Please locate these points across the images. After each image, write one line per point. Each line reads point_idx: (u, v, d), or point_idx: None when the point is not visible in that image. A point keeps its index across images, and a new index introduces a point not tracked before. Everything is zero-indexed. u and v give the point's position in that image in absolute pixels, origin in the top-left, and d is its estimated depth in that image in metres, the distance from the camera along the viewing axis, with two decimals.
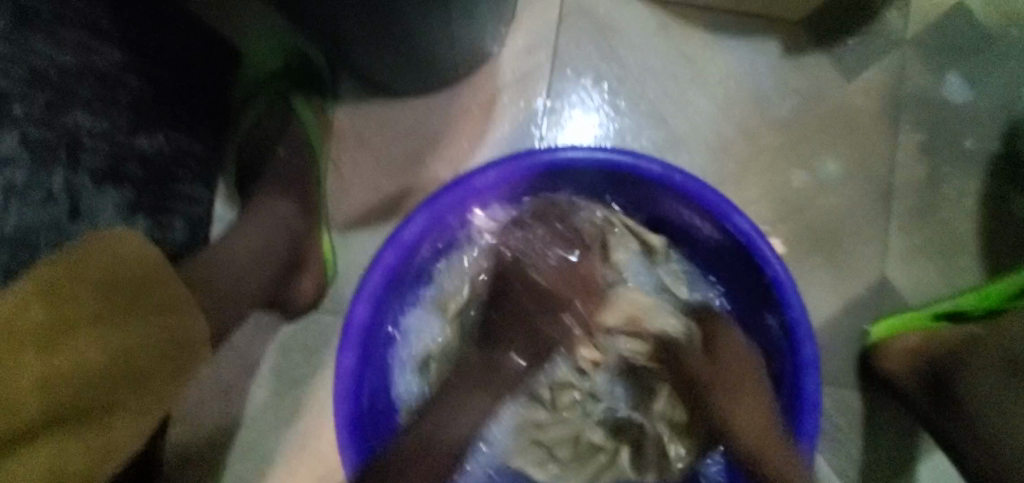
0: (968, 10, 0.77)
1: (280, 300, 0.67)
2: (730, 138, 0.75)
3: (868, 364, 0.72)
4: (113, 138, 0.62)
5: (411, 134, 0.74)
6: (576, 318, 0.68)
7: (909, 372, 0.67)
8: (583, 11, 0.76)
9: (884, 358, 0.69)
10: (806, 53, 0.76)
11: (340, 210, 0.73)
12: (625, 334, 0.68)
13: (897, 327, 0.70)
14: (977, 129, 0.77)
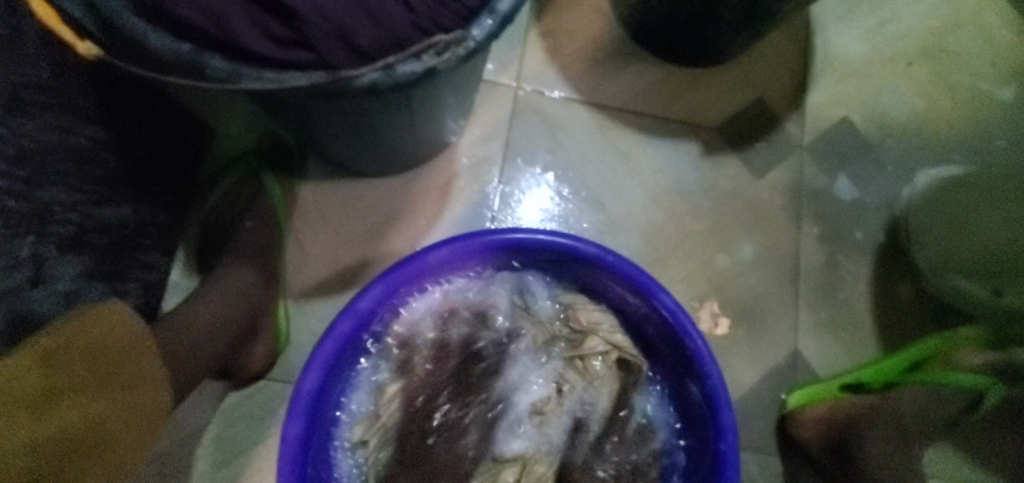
0: (850, 125, 0.93)
1: (231, 368, 0.68)
2: (660, 223, 0.85)
3: (785, 431, 0.79)
4: (82, 206, 0.58)
5: (371, 210, 0.79)
6: (522, 384, 0.73)
7: (819, 440, 0.74)
8: (532, 108, 0.86)
9: (798, 429, 0.77)
10: (722, 154, 0.89)
11: (297, 280, 0.76)
12: (565, 404, 0.72)
13: (811, 396, 0.78)
14: (864, 223, 0.90)
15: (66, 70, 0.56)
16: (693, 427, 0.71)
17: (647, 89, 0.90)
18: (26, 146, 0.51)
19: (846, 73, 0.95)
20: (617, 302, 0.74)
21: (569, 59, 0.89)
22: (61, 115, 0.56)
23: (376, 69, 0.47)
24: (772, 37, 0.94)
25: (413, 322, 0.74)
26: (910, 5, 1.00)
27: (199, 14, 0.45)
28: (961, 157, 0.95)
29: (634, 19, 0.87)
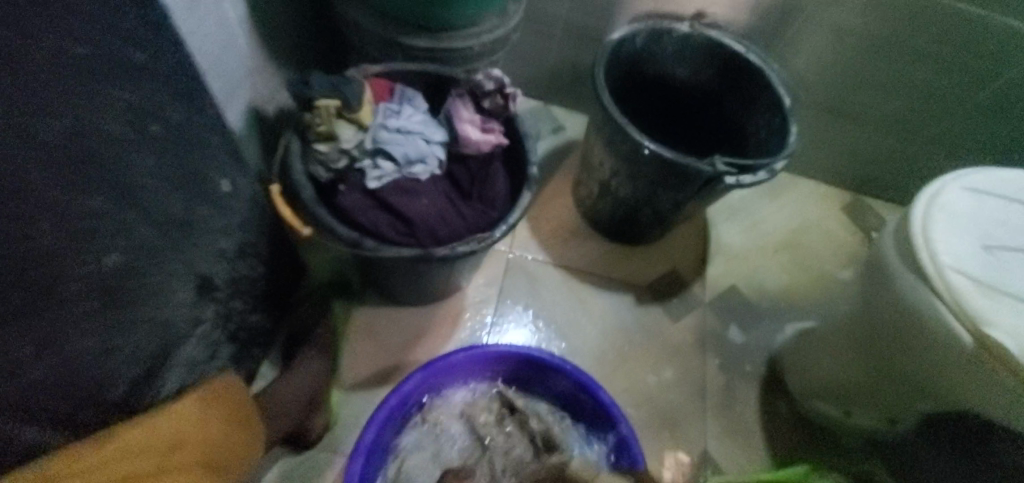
0: (738, 289, 1.35)
1: (298, 433, 0.96)
2: (606, 350, 1.21)
3: None
4: (237, 314, 0.87)
5: (404, 330, 1.14)
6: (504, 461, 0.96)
7: None
8: (518, 266, 1.27)
9: None
10: (649, 304, 1.28)
11: (347, 376, 1.08)
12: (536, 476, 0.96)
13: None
14: (751, 358, 1.27)
15: (262, 230, 0.87)
16: None
17: (598, 257, 1.32)
18: (234, 275, 0.81)
19: (733, 254, 1.40)
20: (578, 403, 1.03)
21: (545, 236, 1.32)
22: (250, 260, 0.86)
23: (447, 250, 0.79)
24: (681, 229, 1.40)
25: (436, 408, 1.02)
26: (776, 210, 1.49)
27: (366, 217, 0.79)
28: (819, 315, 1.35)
29: (591, 212, 1.32)
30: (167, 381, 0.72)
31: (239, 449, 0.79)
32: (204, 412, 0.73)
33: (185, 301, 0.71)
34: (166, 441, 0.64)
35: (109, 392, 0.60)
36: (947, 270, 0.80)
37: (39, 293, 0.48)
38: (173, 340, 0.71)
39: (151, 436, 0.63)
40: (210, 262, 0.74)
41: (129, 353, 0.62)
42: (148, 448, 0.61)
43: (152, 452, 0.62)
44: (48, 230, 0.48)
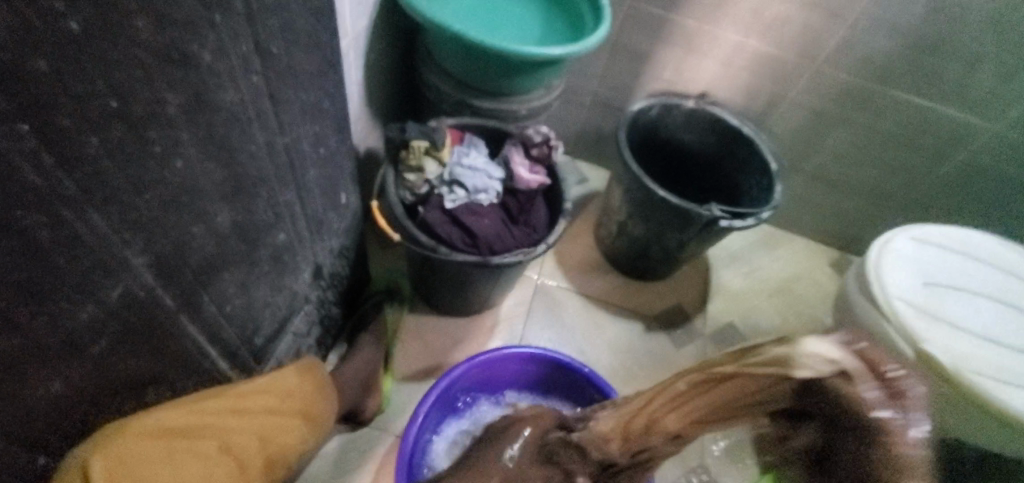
0: (735, 325, 1.55)
1: (358, 408, 1.16)
2: (616, 367, 1.41)
3: None
4: (327, 303, 1.09)
5: (447, 336, 1.37)
6: None
7: None
8: (545, 291, 1.49)
9: None
10: (656, 331, 1.49)
11: (399, 369, 1.30)
12: None
13: None
14: None
15: (352, 239, 1.12)
16: None
17: (613, 289, 1.54)
18: (333, 270, 1.05)
19: (731, 295, 1.61)
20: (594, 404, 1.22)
21: (568, 268, 1.55)
22: (342, 260, 1.09)
23: (501, 258, 1.03)
24: (686, 270, 1.62)
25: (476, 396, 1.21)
26: (771, 261, 1.71)
27: (440, 229, 1.03)
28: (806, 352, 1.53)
29: (609, 250, 1.55)
30: (282, 343, 0.94)
31: (330, 408, 0.93)
32: (305, 378, 0.88)
33: (305, 282, 0.94)
34: (281, 390, 0.80)
35: (254, 337, 0.83)
36: (893, 298, 1.04)
37: (247, 252, 0.72)
38: (293, 311, 0.94)
39: (267, 384, 0.79)
40: (323, 255, 0.98)
41: (270, 311, 0.85)
42: (264, 388, 0.78)
43: (270, 392, 0.78)
44: (265, 209, 0.73)
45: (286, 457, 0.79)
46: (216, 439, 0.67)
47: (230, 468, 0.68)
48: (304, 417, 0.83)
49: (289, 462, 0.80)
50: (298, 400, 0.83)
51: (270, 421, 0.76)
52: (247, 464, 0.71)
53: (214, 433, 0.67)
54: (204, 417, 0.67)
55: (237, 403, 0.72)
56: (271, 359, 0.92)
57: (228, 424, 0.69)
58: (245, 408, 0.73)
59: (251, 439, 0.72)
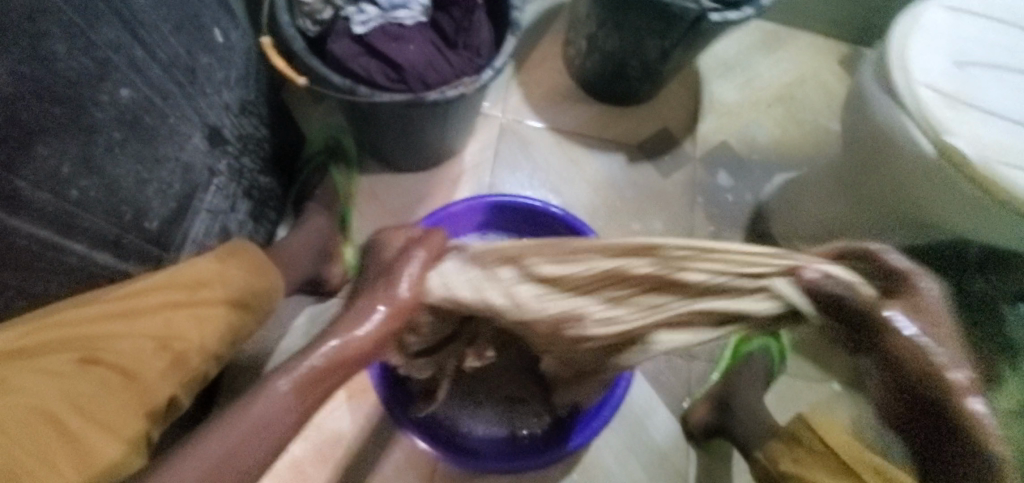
0: (728, 144, 1.38)
1: (319, 281, 1.06)
2: (598, 206, 1.28)
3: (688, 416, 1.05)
4: (249, 172, 0.93)
5: (408, 193, 1.22)
6: None
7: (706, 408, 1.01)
8: (512, 130, 1.31)
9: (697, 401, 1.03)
10: (640, 162, 1.33)
11: (360, 236, 1.17)
12: None
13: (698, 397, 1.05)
14: (738, 208, 1.34)
15: (258, 90, 0.92)
16: None
17: (590, 119, 1.35)
18: (242, 132, 0.87)
19: (724, 110, 1.42)
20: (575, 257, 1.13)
21: (537, 100, 1.35)
22: (251, 119, 0.91)
23: (437, 94, 0.85)
24: (672, 88, 1.41)
25: None
26: (771, 66, 1.48)
27: (358, 66, 0.84)
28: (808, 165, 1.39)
29: (581, 73, 1.33)
30: (194, 224, 0.80)
31: (274, 293, 0.81)
32: (226, 264, 0.75)
33: (199, 148, 0.77)
34: (183, 281, 0.69)
35: (144, 222, 0.70)
36: (918, 86, 0.87)
37: (71, 115, 0.55)
38: (195, 185, 0.78)
39: (164, 282, 0.67)
40: (217, 113, 0.79)
41: (156, 189, 0.70)
42: (161, 287, 0.67)
43: (167, 289, 0.67)
44: (68, 52, 0.54)
45: (212, 351, 0.69)
46: (81, 350, 0.59)
47: (116, 376, 0.60)
48: (226, 305, 0.72)
49: (219, 357, 0.71)
50: (211, 289, 0.71)
51: (170, 320, 0.66)
52: (144, 371, 0.61)
53: (78, 344, 0.59)
54: (67, 331, 0.59)
55: (117, 306, 0.63)
56: (182, 243, 0.78)
57: (101, 332, 0.61)
58: (128, 310, 0.63)
59: (145, 342, 0.63)
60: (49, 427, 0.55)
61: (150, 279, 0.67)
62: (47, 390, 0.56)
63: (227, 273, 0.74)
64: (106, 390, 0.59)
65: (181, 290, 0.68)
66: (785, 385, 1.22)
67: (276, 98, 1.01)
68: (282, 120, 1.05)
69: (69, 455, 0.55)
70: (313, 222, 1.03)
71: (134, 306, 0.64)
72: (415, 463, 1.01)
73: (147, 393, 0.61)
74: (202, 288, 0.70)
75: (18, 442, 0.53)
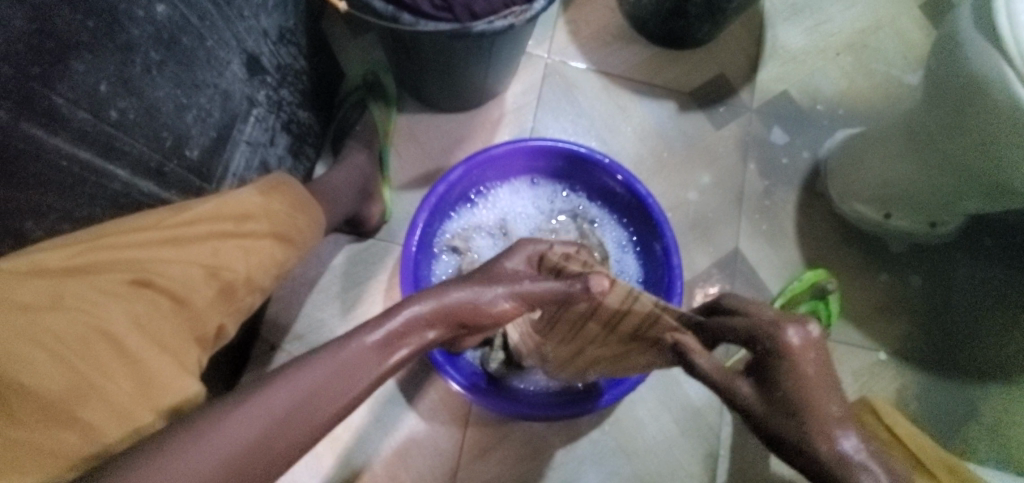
0: (789, 95, 1.28)
1: (359, 220, 1.04)
2: (644, 156, 1.22)
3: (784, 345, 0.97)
4: (288, 106, 0.91)
5: (446, 136, 1.17)
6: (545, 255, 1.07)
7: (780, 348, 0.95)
8: (556, 70, 1.23)
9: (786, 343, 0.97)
10: (692, 111, 1.25)
11: (397, 177, 1.14)
12: None
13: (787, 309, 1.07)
14: (795, 164, 1.26)
15: (296, 15, 0.87)
16: (655, 277, 1.04)
17: (640, 62, 1.26)
18: (281, 62, 0.84)
19: (788, 58, 1.30)
20: (619, 212, 1.09)
21: (585, 40, 1.26)
22: (291, 48, 0.87)
23: (484, 23, 0.80)
24: (732, 31, 1.30)
25: (483, 213, 1.10)
26: (844, 9, 1.34)
27: None
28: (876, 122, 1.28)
29: (635, 12, 1.23)
30: (235, 155, 0.79)
31: (313, 231, 0.81)
32: (269, 197, 0.74)
33: (239, 76, 0.74)
34: (232, 211, 0.68)
35: (186, 150, 0.68)
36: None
37: (108, 30, 0.53)
38: (235, 116, 0.76)
39: (213, 213, 0.66)
40: (255, 39, 0.76)
41: (195, 116, 0.68)
42: (210, 216, 0.66)
43: (217, 218, 0.67)
44: None
45: (257, 283, 0.70)
46: (137, 272, 0.58)
47: (169, 301, 0.60)
48: (271, 239, 0.72)
49: (264, 288, 0.72)
50: (258, 221, 0.71)
51: (221, 248, 0.66)
52: (197, 298, 0.62)
53: (134, 266, 0.58)
54: (120, 250, 0.58)
55: (169, 230, 0.62)
56: (222, 176, 0.77)
57: (156, 255, 0.60)
58: (181, 234, 0.63)
59: (197, 269, 0.63)
60: (110, 347, 0.54)
61: (201, 205, 0.66)
62: (109, 311, 0.55)
63: (271, 207, 0.74)
64: (161, 315, 0.59)
65: (229, 221, 0.68)
66: (830, 354, 1.17)
67: (313, 26, 0.96)
68: (320, 52, 1.01)
69: (129, 376, 0.54)
70: (351, 161, 1.01)
71: (188, 232, 0.63)
72: (448, 404, 1.02)
73: (198, 319, 0.62)
74: (251, 223, 0.70)
75: (82, 362, 0.52)
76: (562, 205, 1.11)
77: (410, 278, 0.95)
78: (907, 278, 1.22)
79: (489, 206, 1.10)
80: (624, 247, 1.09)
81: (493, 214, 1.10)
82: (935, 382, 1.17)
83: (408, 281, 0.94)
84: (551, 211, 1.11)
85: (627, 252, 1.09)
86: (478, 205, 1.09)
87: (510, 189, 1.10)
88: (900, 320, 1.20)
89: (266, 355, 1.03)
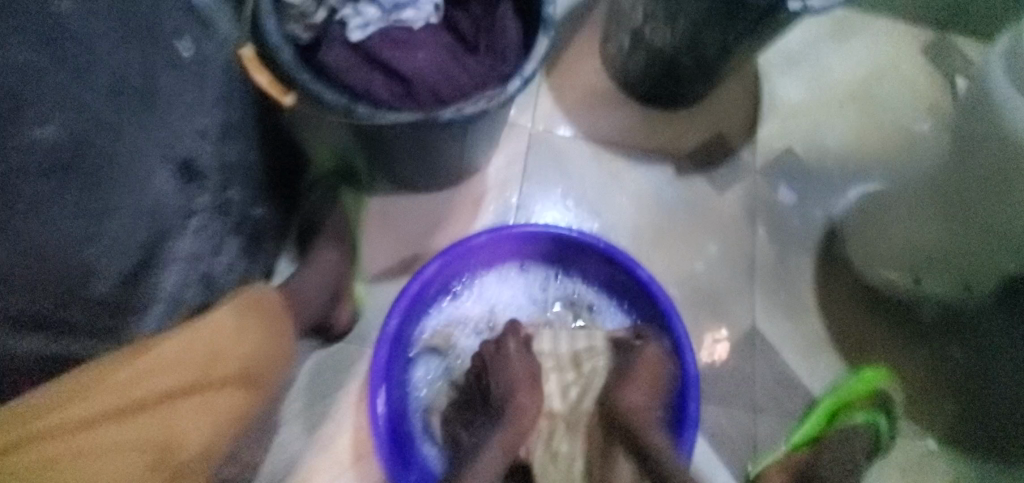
0: (794, 152, 1.19)
1: (326, 324, 0.94)
2: (643, 228, 1.11)
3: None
4: (239, 207, 0.80)
5: (424, 218, 1.07)
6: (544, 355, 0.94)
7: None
8: (541, 139, 1.14)
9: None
10: (693, 174, 1.15)
11: (370, 268, 1.03)
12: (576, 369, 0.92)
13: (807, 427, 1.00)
14: (808, 226, 1.15)
15: (244, 109, 0.79)
16: None
17: (632, 126, 1.18)
18: (225, 163, 0.74)
19: (789, 112, 1.22)
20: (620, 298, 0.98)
21: (570, 105, 1.18)
22: (240, 144, 0.78)
23: (454, 110, 0.73)
24: (727, 87, 1.22)
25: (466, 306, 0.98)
26: (845, 56, 1.26)
27: (359, 83, 0.74)
28: (890, 175, 1.19)
29: (623, 73, 1.15)
30: (166, 278, 0.67)
31: (284, 355, 0.76)
32: (239, 325, 0.70)
33: (169, 188, 0.64)
34: (197, 351, 0.64)
35: (91, 289, 0.57)
36: None
37: None
38: (166, 232, 0.65)
39: (190, 348, 0.64)
40: (191, 145, 0.66)
41: (104, 245, 0.57)
42: (192, 347, 0.64)
43: (177, 365, 0.62)
44: None
45: (223, 430, 0.66)
46: (94, 446, 0.55)
47: (145, 456, 0.59)
48: (240, 375, 0.68)
49: (229, 435, 0.67)
50: (222, 357, 0.67)
51: (186, 397, 0.63)
52: (168, 453, 0.60)
53: (84, 441, 0.54)
54: (70, 425, 0.53)
55: (126, 389, 0.58)
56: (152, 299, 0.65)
57: (108, 422, 0.56)
58: (138, 393, 0.59)
59: (162, 426, 0.60)
60: None
61: (158, 350, 0.61)
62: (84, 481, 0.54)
63: (237, 338, 0.69)
64: (138, 471, 0.58)
65: (194, 363, 0.64)
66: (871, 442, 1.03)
67: (269, 115, 0.88)
68: (280, 141, 0.92)
69: None
70: (320, 261, 0.93)
71: (144, 391, 0.59)
72: None
73: (176, 469, 0.61)
74: (214, 360, 0.66)
75: None
76: (555, 292, 1.00)
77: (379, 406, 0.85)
78: (947, 349, 1.09)
79: (475, 298, 0.98)
80: (631, 339, 0.97)
81: (478, 307, 0.98)
82: (990, 467, 1.04)
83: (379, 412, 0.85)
84: (549, 295, 0.99)
85: (635, 345, 0.96)
86: (461, 301, 0.98)
87: (498, 278, 0.99)
88: (945, 398, 1.07)
89: None
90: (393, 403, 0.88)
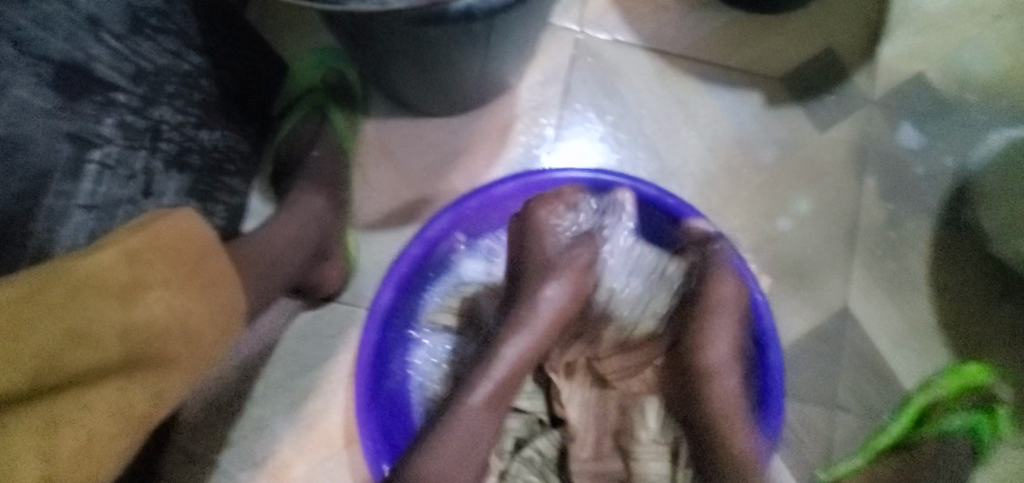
0: (927, 79, 0.88)
1: (309, 287, 0.73)
2: (715, 174, 0.86)
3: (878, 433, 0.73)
4: (182, 131, 0.61)
5: (435, 150, 0.83)
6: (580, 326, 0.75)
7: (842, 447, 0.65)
8: (589, 50, 0.87)
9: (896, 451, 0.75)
10: (785, 105, 0.87)
11: (362, 212, 0.82)
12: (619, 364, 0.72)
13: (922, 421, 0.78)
14: (932, 181, 0.87)
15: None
16: None
17: (709, 36, 0.88)
18: (139, 66, 0.54)
19: (929, 22, 0.88)
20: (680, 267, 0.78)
21: (630, 6, 0.88)
22: (172, 39, 0.58)
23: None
24: None
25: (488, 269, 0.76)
26: None
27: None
28: None
29: None
30: (64, 225, 0.50)
31: (230, 315, 0.51)
32: (145, 260, 0.43)
33: (33, 108, 0.45)
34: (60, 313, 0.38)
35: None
36: None
37: None
38: (40, 172, 0.47)
39: (182, 275, 0.46)
40: (65, 42, 0.47)
41: None
42: (145, 275, 0.43)
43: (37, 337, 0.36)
44: None
45: (137, 423, 0.42)
46: None
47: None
48: (162, 339, 0.43)
49: (99, 455, 0.40)
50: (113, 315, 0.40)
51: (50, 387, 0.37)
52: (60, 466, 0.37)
53: None
54: None
55: None
56: (51, 245, 0.49)
57: None
58: None
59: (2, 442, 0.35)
60: None
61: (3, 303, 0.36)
62: None
63: (141, 292, 0.42)
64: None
65: (65, 328, 0.38)
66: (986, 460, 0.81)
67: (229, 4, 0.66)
68: (249, 41, 0.71)
69: None
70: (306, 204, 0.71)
71: None
72: None
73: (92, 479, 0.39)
74: (105, 317, 0.40)
75: None
76: None
77: (365, 397, 0.66)
78: None
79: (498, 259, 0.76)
80: None
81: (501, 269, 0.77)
82: None
83: (365, 397, 0.65)
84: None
85: None
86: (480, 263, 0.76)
87: None
88: None
89: (188, 470, 0.76)
90: (384, 389, 0.69)
